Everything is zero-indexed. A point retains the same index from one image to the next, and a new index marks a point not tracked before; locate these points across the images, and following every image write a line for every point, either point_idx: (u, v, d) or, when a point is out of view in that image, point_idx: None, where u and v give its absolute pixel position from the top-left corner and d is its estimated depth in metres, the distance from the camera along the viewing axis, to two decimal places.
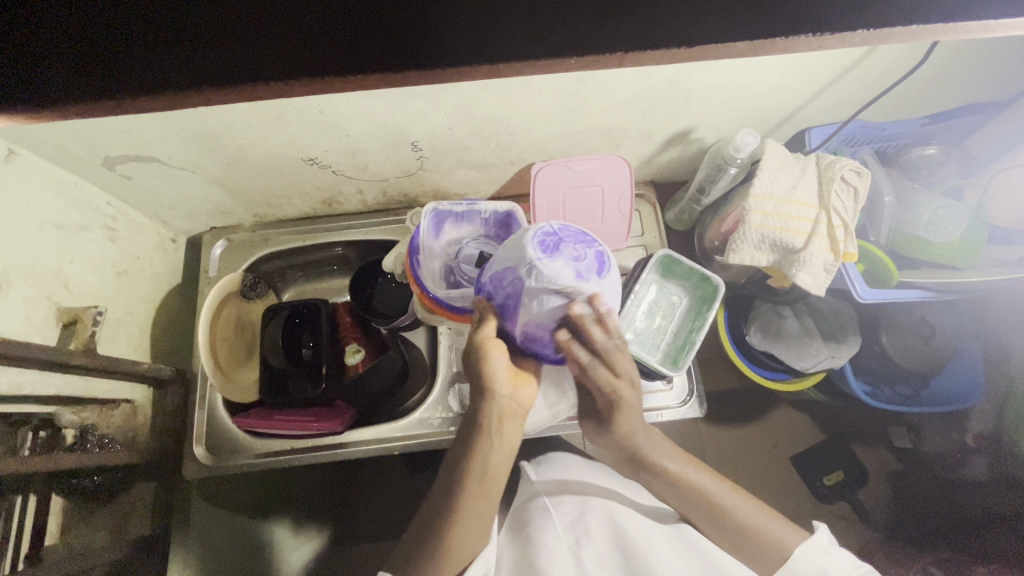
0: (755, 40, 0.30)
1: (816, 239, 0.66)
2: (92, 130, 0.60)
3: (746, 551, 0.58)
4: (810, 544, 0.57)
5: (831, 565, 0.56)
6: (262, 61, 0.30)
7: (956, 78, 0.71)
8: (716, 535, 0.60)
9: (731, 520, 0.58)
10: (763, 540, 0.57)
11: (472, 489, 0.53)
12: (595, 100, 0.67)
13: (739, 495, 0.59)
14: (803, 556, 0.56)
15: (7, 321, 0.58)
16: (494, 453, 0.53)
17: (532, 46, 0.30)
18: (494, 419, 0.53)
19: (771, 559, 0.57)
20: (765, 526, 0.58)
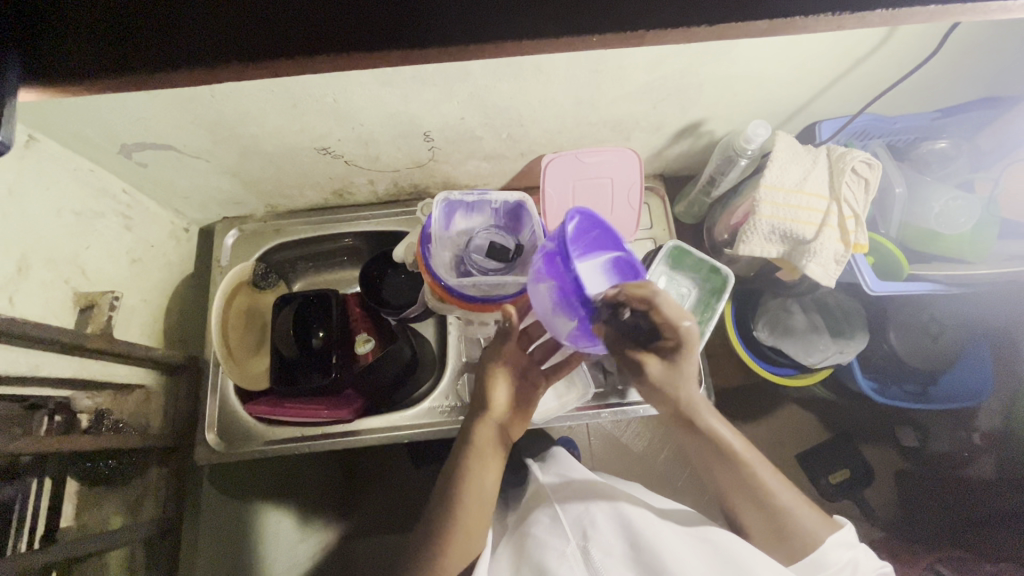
0: (774, 20, 0.30)
1: (826, 230, 0.67)
2: (110, 116, 0.61)
3: (778, 538, 0.59)
4: (834, 534, 0.58)
5: (856, 559, 0.58)
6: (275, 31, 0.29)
7: (965, 71, 0.71)
8: (758, 529, 0.61)
9: (777, 513, 0.59)
10: (795, 527, 0.58)
11: (472, 502, 0.62)
12: (606, 91, 0.67)
13: (784, 481, 0.60)
14: (830, 548, 0.58)
15: (26, 304, 0.59)
16: (481, 476, 0.63)
17: (553, 22, 0.30)
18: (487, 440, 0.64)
19: (796, 545, 0.58)
20: (803, 518, 0.59)
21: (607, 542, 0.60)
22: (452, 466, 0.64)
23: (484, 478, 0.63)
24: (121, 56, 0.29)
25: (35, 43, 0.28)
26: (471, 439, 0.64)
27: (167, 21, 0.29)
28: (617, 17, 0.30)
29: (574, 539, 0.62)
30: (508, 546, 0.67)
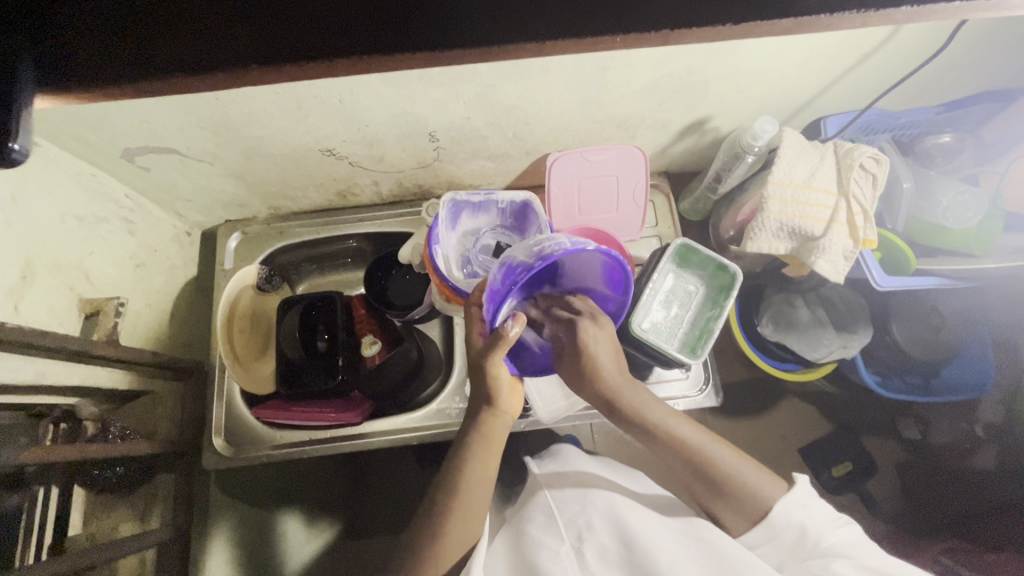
0: (798, 18, 0.29)
1: (835, 226, 0.66)
2: (113, 120, 0.60)
3: (735, 509, 0.58)
4: (789, 497, 0.57)
5: (808, 519, 0.56)
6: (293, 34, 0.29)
7: (972, 65, 0.71)
8: (710, 496, 0.59)
9: (722, 479, 0.58)
10: (748, 493, 0.57)
11: (480, 493, 0.57)
12: (614, 89, 0.67)
13: (723, 448, 0.60)
14: (782, 511, 0.56)
15: (32, 312, 0.59)
16: (489, 469, 0.58)
17: (576, 21, 0.29)
18: (496, 432, 0.59)
19: (753, 514, 0.57)
20: (749, 475, 0.58)
21: (601, 542, 0.60)
22: (452, 462, 0.58)
23: (490, 475, 0.58)
24: (140, 58, 0.28)
25: (49, 48, 0.28)
26: (476, 433, 0.58)
27: (186, 22, 0.28)
28: (640, 16, 0.29)
29: (568, 541, 0.61)
30: (503, 542, 0.66)
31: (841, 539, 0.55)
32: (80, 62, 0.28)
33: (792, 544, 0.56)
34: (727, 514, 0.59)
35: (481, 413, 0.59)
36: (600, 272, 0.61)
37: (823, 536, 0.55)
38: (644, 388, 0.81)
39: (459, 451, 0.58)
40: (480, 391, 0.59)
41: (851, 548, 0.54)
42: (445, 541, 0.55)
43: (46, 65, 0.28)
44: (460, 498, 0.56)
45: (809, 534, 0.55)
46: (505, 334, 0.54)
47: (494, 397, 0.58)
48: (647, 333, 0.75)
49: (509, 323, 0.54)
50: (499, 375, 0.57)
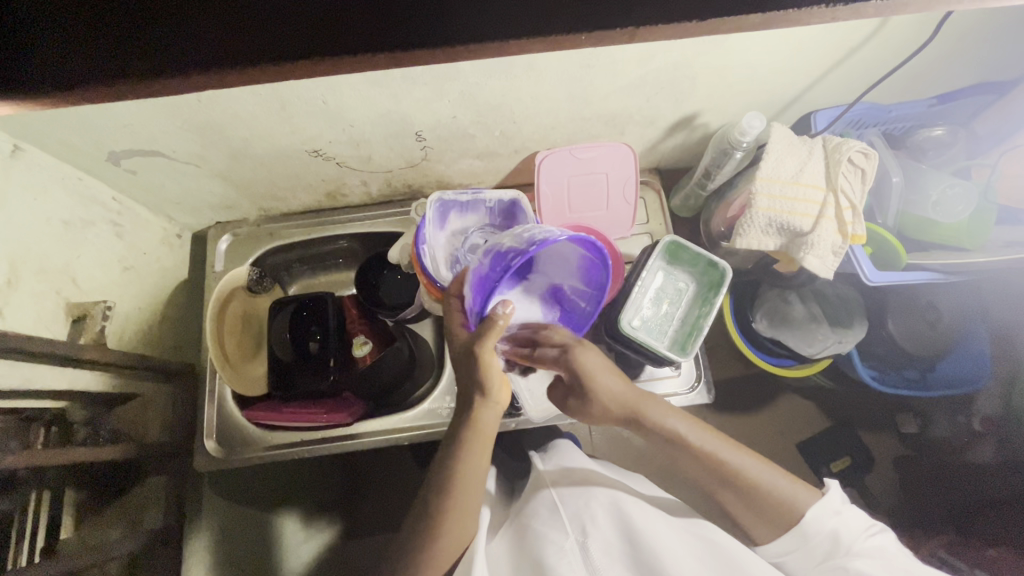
0: (767, 14, 0.29)
1: (824, 221, 0.66)
2: (98, 124, 0.60)
3: (762, 517, 0.58)
4: (820, 507, 0.57)
5: (841, 526, 0.57)
6: (265, 39, 0.29)
7: (962, 57, 0.70)
8: (741, 508, 0.59)
9: (752, 490, 0.58)
10: (777, 502, 0.57)
11: (467, 488, 0.56)
12: (600, 86, 0.66)
13: (747, 456, 0.59)
14: (812, 521, 0.57)
15: (19, 316, 0.59)
16: (473, 464, 0.56)
17: (543, 25, 0.30)
18: (485, 424, 0.56)
19: (782, 521, 0.57)
20: (780, 485, 0.58)
21: (605, 539, 0.59)
22: (443, 457, 0.56)
23: (480, 469, 0.57)
24: (124, 68, 0.30)
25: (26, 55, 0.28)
26: (465, 425, 0.56)
27: (158, 32, 0.29)
28: (607, 16, 0.30)
29: (573, 535, 0.59)
30: (506, 541, 0.64)
31: (873, 545, 0.56)
32: (61, 69, 0.29)
33: (824, 550, 0.57)
34: (753, 522, 0.59)
35: (470, 403, 0.55)
36: (578, 271, 0.59)
37: (856, 542, 0.56)
38: (636, 386, 0.81)
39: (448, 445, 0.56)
40: (467, 381, 0.55)
41: (883, 554, 0.55)
42: (432, 541, 0.55)
43: (25, 74, 0.29)
44: (457, 494, 0.55)
45: (841, 539, 0.56)
46: (494, 319, 0.51)
47: (484, 386, 0.54)
48: (636, 330, 0.75)
49: (499, 306, 0.51)
50: (488, 369, 0.53)
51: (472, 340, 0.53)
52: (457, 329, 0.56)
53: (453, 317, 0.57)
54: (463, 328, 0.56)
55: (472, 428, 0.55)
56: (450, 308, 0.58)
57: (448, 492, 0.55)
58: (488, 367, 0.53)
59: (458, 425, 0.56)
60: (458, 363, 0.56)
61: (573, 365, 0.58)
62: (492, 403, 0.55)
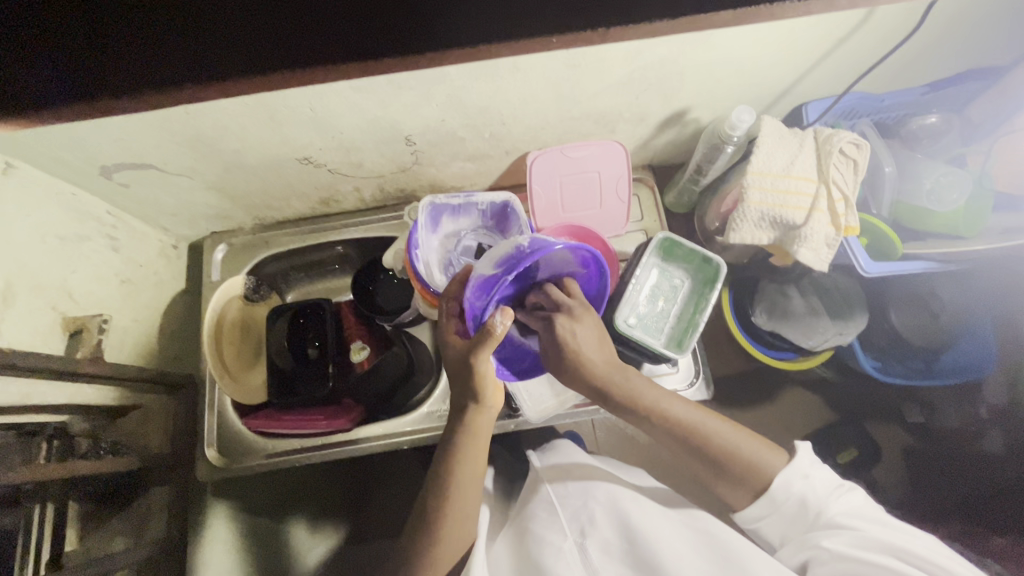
0: (737, 10, 0.29)
1: (816, 213, 0.66)
2: (91, 140, 0.61)
3: (740, 486, 0.58)
4: (789, 469, 0.56)
5: (809, 491, 0.55)
6: (251, 57, 0.31)
7: (951, 42, 0.69)
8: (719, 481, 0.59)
9: (730, 460, 0.57)
10: (748, 470, 0.57)
11: (464, 493, 0.56)
12: (588, 85, 0.66)
13: (720, 423, 0.59)
14: (781, 487, 0.56)
15: (16, 332, 0.59)
16: (470, 467, 0.56)
17: (513, 31, 0.30)
18: (481, 429, 0.56)
19: (755, 487, 0.57)
20: (751, 448, 0.58)
21: (604, 537, 0.59)
22: (439, 461, 0.57)
23: (482, 465, 0.57)
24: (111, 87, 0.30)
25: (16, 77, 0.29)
26: (462, 431, 0.56)
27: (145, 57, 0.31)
28: (576, 18, 0.30)
29: (571, 535, 0.59)
30: (506, 538, 0.65)
31: (846, 509, 0.55)
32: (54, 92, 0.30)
33: (797, 517, 0.56)
34: (730, 490, 0.59)
35: (464, 411, 0.56)
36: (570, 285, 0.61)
37: (826, 507, 0.54)
38: None
39: (442, 454, 0.57)
40: (461, 388, 0.55)
41: (855, 520, 0.54)
42: (430, 547, 0.56)
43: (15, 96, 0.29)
44: (452, 500, 0.55)
45: (809, 505, 0.55)
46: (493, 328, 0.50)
47: (478, 396, 0.54)
48: (632, 328, 0.75)
49: (498, 316, 0.49)
50: (484, 378, 0.53)
51: (466, 347, 0.53)
52: (452, 336, 0.57)
53: (447, 325, 0.57)
54: (458, 337, 0.56)
55: (469, 433, 0.56)
56: (446, 318, 0.57)
57: (441, 501, 0.56)
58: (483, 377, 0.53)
59: (453, 431, 0.57)
60: (455, 373, 0.55)
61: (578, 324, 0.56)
62: (488, 408, 0.56)
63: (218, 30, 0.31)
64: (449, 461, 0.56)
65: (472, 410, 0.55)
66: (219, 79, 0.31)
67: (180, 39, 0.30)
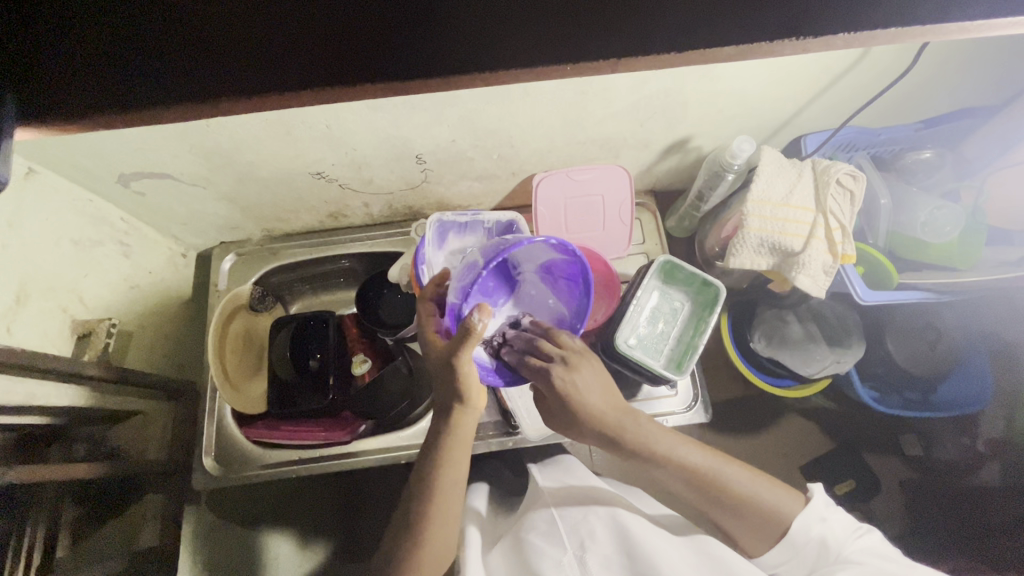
0: (740, 45, 0.31)
1: (814, 241, 0.68)
2: (112, 148, 0.63)
3: (754, 528, 0.58)
4: (806, 513, 0.56)
5: (828, 533, 0.56)
6: (267, 69, 0.31)
7: (945, 82, 0.73)
8: (731, 523, 0.59)
9: (747, 506, 0.57)
10: (762, 513, 0.57)
11: (446, 497, 0.56)
12: (594, 111, 0.69)
13: (728, 470, 0.59)
14: (799, 530, 0.56)
15: (25, 332, 0.60)
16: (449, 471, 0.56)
17: (530, 55, 0.31)
18: (465, 429, 0.56)
19: (772, 532, 0.57)
20: (767, 497, 0.57)
21: (604, 550, 0.59)
22: (427, 461, 0.56)
23: (463, 471, 0.57)
24: (122, 94, 0.30)
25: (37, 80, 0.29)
26: (448, 431, 0.55)
27: (167, 71, 0.30)
28: (589, 48, 0.31)
29: (571, 548, 0.59)
30: (504, 551, 0.65)
31: (862, 548, 0.55)
32: (59, 92, 0.30)
33: (814, 559, 0.57)
34: (744, 534, 0.59)
35: (451, 411, 0.55)
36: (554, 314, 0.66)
37: (844, 547, 0.55)
38: (634, 405, 0.82)
39: (430, 452, 0.56)
40: (445, 391, 0.54)
41: (870, 558, 0.54)
42: (425, 551, 0.56)
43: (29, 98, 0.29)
44: (442, 511, 0.55)
45: (827, 547, 0.56)
46: (471, 325, 0.50)
47: (463, 396, 0.53)
48: (632, 349, 0.76)
49: (475, 314, 0.50)
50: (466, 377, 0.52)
51: (449, 349, 0.52)
52: (432, 334, 0.56)
53: (427, 322, 0.57)
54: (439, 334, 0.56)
55: (451, 434, 0.55)
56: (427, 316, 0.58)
57: (425, 502, 0.55)
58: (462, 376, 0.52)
59: (438, 432, 0.56)
60: (435, 371, 0.55)
61: (567, 386, 0.55)
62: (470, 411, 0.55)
63: (227, 39, 0.30)
64: (437, 461, 0.56)
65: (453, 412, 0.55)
66: (252, 89, 0.31)
67: (196, 44, 0.30)
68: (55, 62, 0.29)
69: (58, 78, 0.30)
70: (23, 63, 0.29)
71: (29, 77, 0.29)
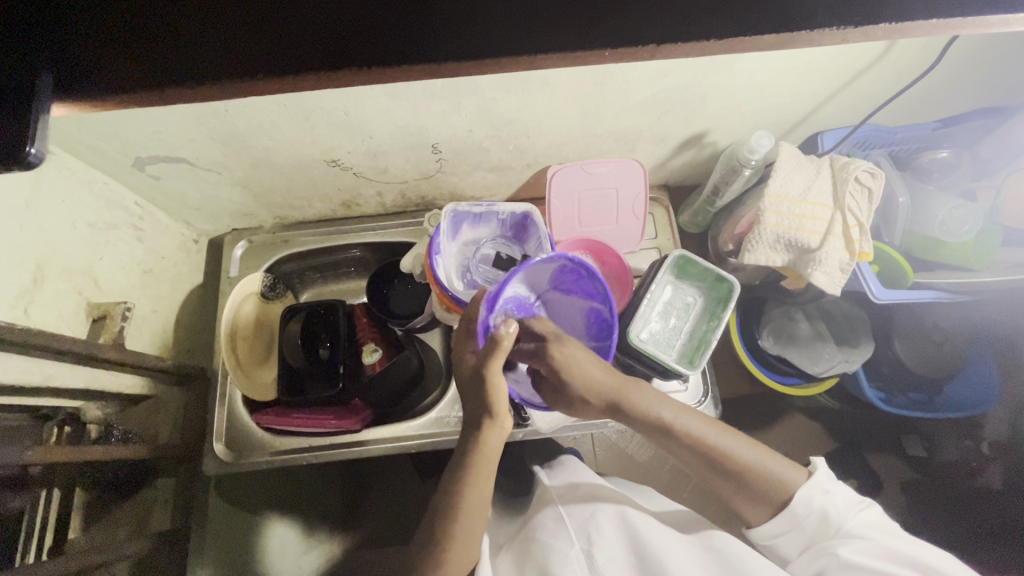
0: (778, 34, 0.31)
1: (831, 238, 0.67)
2: (129, 130, 0.62)
3: (754, 497, 0.58)
4: (809, 485, 0.56)
5: (830, 505, 0.55)
6: (303, 47, 0.30)
7: (966, 79, 0.72)
8: (730, 491, 0.59)
9: (745, 472, 0.57)
10: (764, 483, 0.57)
11: (465, 513, 0.55)
12: (612, 103, 0.68)
13: (728, 436, 0.59)
14: (801, 501, 0.56)
15: (41, 314, 0.61)
16: (474, 491, 0.55)
17: (564, 40, 0.31)
18: (490, 447, 0.56)
19: (772, 501, 0.57)
20: (767, 465, 0.57)
21: (611, 548, 0.59)
22: (455, 475, 0.57)
23: (489, 491, 0.57)
24: (163, 71, 0.30)
25: (75, 50, 0.29)
26: (473, 450, 0.56)
27: (203, 48, 0.30)
28: (623, 33, 0.31)
29: (578, 543, 0.59)
30: (513, 551, 0.65)
31: (864, 522, 0.55)
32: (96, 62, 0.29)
33: (814, 531, 0.56)
34: (744, 503, 0.59)
35: (478, 428, 0.56)
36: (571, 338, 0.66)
37: (845, 520, 0.55)
38: None
39: (453, 474, 0.57)
40: (475, 407, 0.56)
41: (874, 533, 0.54)
42: (436, 542, 0.56)
43: (69, 70, 0.29)
44: (453, 505, 0.55)
45: (829, 519, 0.55)
46: (500, 338, 0.54)
47: (491, 410, 0.55)
48: (645, 343, 0.76)
49: (503, 326, 0.54)
50: (495, 393, 0.54)
51: (479, 362, 0.55)
52: (465, 354, 0.58)
53: (460, 344, 0.59)
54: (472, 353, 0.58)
55: (475, 452, 0.56)
56: (460, 339, 0.59)
57: (449, 513, 0.55)
58: (492, 391, 0.54)
59: (465, 450, 0.57)
60: (466, 389, 0.57)
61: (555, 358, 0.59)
62: (496, 428, 0.56)
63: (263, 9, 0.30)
64: (461, 476, 0.56)
65: (480, 429, 0.56)
66: (287, 67, 0.31)
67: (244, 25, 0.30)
68: (92, 35, 0.29)
69: (98, 52, 0.29)
70: (61, 33, 0.29)
71: (67, 50, 0.29)
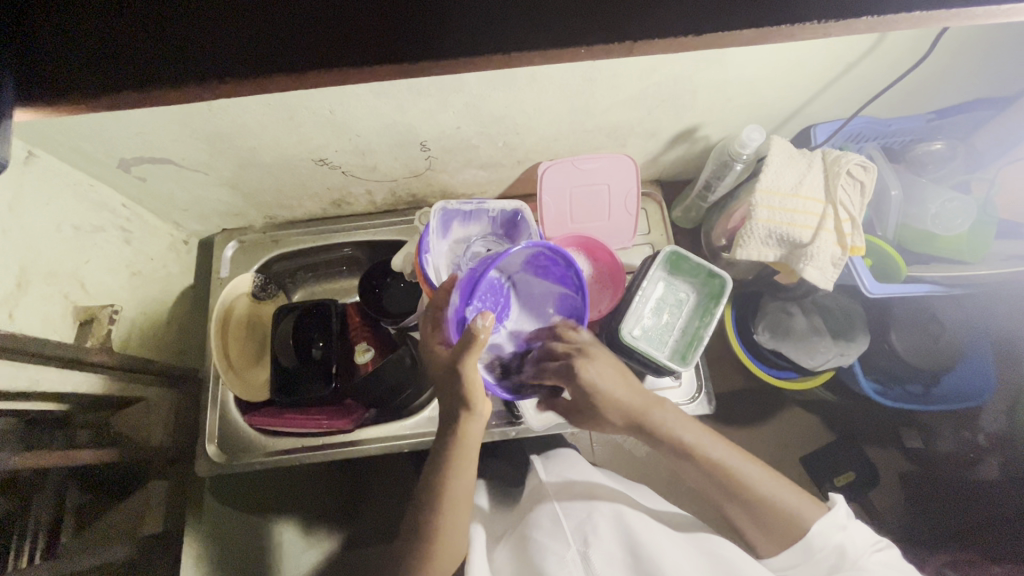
0: (759, 29, 0.31)
1: (823, 233, 0.67)
2: (113, 132, 0.62)
3: (768, 530, 0.57)
4: (826, 520, 0.56)
5: (847, 541, 0.56)
6: (276, 51, 0.30)
7: (958, 70, 0.71)
8: (745, 520, 0.58)
9: (762, 503, 0.56)
10: (776, 514, 0.56)
11: (451, 509, 0.56)
12: (601, 99, 0.67)
13: (748, 465, 0.58)
14: (817, 536, 0.55)
15: (27, 319, 0.60)
16: (455, 483, 0.56)
17: (540, 39, 0.31)
18: (471, 435, 0.55)
19: (787, 535, 0.56)
20: (786, 499, 0.57)
21: (609, 549, 0.58)
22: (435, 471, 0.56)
23: (471, 480, 0.57)
24: (133, 76, 0.29)
25: (44, 57, 0.29)
26: (454, 440, 0.55)
27: (174, 52, 0.29)
28: (600, 31, 0.31)
29: (574, 546, 0.59)
30: (507, 548, 0.65)
31: (879, 560, 0.55)
32: (65, 69, 0.29)
33: (829, 564, 0.56)
34: (758, 534, 0.58)
35: (455, 420, 0.55)
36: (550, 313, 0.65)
37: (860, 555, 0.55)
38: None
39: (434, 468, 0.56)
40: (452, 398, 0.54)
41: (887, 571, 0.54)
42: (426, 542, 0.56)
43: (37, 78, 0.29)
44: (443, 503, 0.56)
45: (844, 554, 0.55)
46: (476, 333, 0.49)
47: (468, 402, 0.53)
48: (638, 341, 0.75)
49: (479, 319, 0.49)
50: (472, 385, 0.52)
51: (453, 356, 0.52)
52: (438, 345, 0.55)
53: (433, 334, 0.56)
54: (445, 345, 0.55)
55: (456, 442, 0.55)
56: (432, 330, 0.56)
57: (435, 509, 0.56)
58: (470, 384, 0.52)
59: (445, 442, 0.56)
60: (441, 380, 0.55)
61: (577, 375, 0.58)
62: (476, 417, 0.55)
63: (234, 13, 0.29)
64: (442, 470, 0.56)
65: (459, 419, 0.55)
66: (258, 70, 0.30)
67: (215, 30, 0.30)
68: (62, 42, 0.29)
69: (68, 58, 0.29)
70: (30, 40, 0.29)
71: (37, 58, 0.29)
